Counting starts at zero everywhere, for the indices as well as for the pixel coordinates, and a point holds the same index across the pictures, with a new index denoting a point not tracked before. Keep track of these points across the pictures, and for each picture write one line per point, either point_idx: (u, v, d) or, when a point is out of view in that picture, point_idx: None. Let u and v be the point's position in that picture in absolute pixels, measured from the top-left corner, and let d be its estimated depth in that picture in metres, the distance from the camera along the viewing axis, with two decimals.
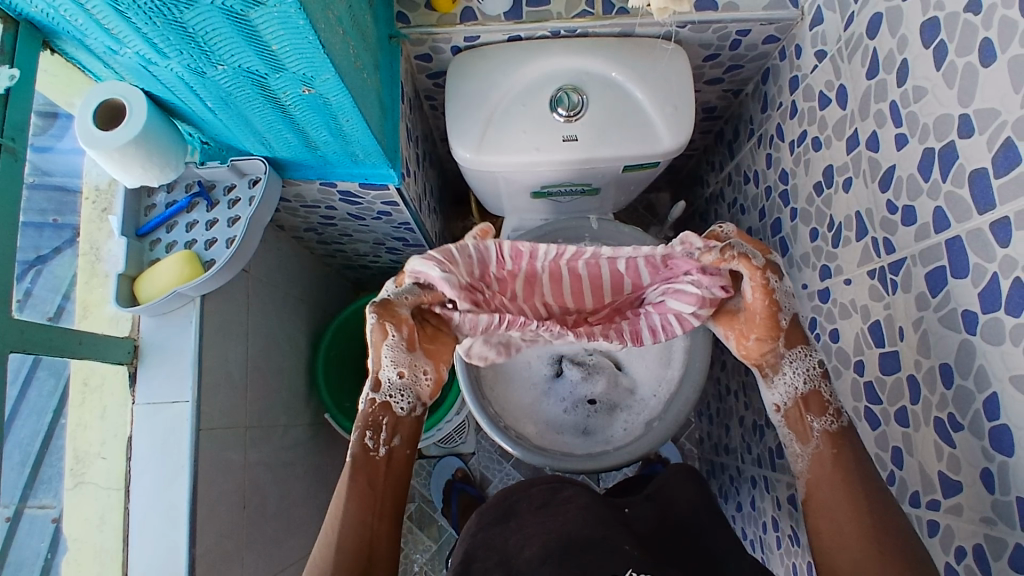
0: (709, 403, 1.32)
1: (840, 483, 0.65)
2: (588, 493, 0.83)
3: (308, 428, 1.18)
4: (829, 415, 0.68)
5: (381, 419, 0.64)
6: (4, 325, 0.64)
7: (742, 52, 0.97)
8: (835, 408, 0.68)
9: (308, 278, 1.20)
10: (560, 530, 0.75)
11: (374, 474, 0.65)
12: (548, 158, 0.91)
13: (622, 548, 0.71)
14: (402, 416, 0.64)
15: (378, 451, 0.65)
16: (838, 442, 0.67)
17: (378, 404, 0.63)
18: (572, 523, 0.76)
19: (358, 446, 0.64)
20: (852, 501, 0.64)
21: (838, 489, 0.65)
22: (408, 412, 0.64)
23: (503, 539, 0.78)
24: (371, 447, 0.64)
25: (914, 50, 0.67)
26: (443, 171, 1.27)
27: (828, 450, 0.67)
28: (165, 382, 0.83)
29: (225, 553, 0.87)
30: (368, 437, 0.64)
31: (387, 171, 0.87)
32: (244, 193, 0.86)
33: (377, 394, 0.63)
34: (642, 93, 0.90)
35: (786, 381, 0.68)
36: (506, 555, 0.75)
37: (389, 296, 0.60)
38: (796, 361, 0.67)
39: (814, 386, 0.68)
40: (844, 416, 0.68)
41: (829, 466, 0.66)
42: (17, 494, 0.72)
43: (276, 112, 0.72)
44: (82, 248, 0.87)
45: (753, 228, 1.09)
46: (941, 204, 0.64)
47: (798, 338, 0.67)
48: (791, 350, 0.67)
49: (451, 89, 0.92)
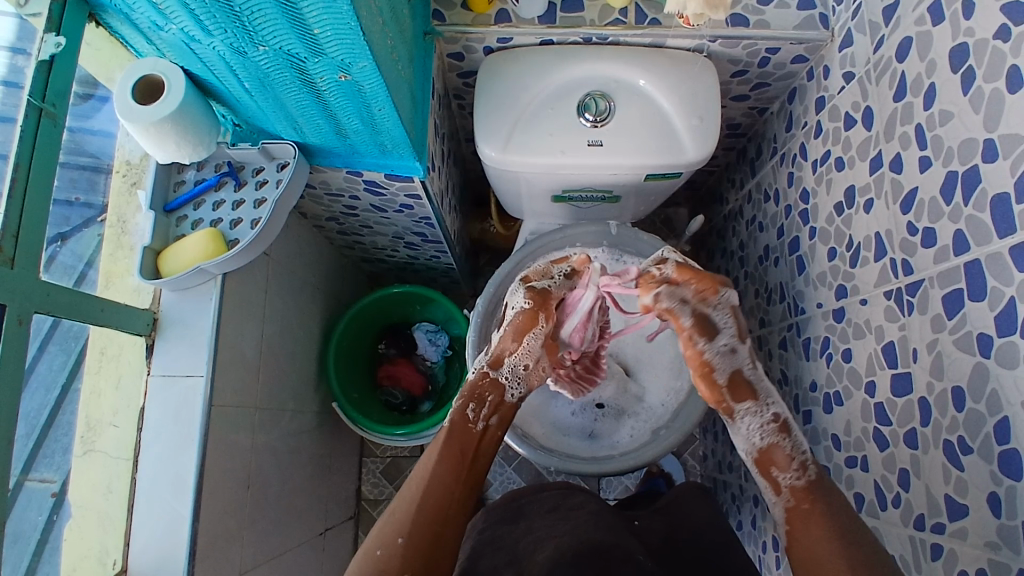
0: (715, 420, 1.31)
1: (819, 518, 0.66)
2: (598, 502, 0.86)
3: (315, 415, 1.18)
4: (795, 470, 0.70)
5: (486, 396, 0.74)
6: (31, 286, 0.65)
7: (770, 70, 0.98)
8: (801, 460, 0.71)
9: (325, 268, 1.21)
10: (571, 532, 0.76)
11: (463, 443, 0.71)
12: (572, 162, 0.92)
13: (634, 557, 0.74)
14: (504, 400, 0.74)
15: (474, 423, 0.72)
16: (807, 496, 0.69)
17: (488, 380, 0.75)
18: (583, 526, 0.78)
19: (459, 406, 0.73)
20: (838, 537, 0.64)
21: (817, 526, 0.66)
22: (511, 398, 0.75)
23: (513, 540, 0.78)
24: (470, 417, 0.72)
25: (942, 74, 0.68)
26: (465, 172, 1.29)
27: (799, 505, 0.68)
28: (182, 355, 0.84)
29: (228, 530, 0.87)
30: (470, 407, 0.73)
31: (414, 164, 0.88)
32: (272, 176, 0.88)
33: (491, 372, 0.75)
34: (669, 103, 0.91)
35: (745, 433, 0.73)
36: (517, 556, 0.74)
37: (509, 330, 0.75)
38: (749, 417, 0.74)
39: (773, 441, 0.72)
40: (811, 470, 0.70)
41: (805, 508, 0.68)
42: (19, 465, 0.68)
43: (311, 95, 0.73)
44: (110, 220, 0.88)
45: (770, 245, 1.10)
46: (962, 226, 0.65)
47: (747, 394, 0.74)
48: (741, 404, 0.74)
49: (481, 88, 0.93)
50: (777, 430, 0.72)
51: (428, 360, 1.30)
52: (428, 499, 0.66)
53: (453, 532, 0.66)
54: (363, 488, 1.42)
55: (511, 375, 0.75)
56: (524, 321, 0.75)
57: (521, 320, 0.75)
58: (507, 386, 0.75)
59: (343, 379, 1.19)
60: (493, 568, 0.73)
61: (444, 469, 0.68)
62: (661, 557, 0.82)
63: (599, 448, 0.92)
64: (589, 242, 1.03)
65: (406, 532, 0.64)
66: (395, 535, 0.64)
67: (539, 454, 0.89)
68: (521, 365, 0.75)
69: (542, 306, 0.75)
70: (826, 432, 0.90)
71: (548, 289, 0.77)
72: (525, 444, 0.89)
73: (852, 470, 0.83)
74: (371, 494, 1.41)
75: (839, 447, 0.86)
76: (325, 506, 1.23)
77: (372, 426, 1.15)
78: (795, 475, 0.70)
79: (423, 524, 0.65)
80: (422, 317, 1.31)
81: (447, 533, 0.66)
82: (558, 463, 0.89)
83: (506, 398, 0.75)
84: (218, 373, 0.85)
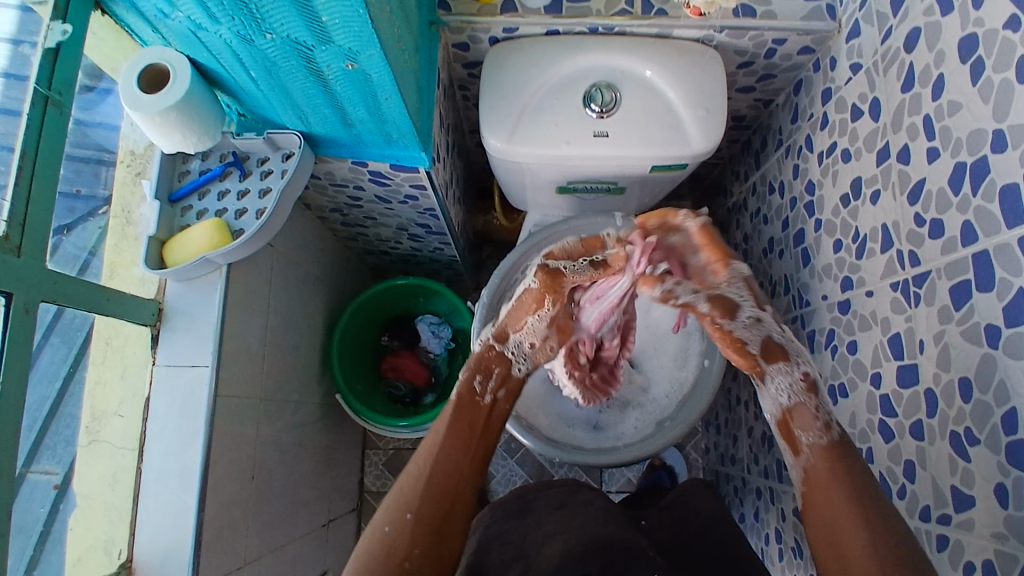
0: (718, 413, 1.31)
1: (835, 486, 0.65)
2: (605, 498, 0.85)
3: (318, 407, 1.18)
4: (819, 430, 0.69)
5: (493, 368, 0.75)
6: (38, 275, 0.65)
7: (776, 61, 0.98)
8: (825, 420, 0.69)
9: (329, 260, 1.21)
10: (581, 530, 0.77)
11: (471, 417, 0.71)
12: (578, 152, 0.92)
13: (644, 553, 0.76)
14: (511, 374, 0.75)
15: (481, 397, 0.73)
16: (830, 457, 0.68)
17: (495, 353, 0.76)
18: (592, 523, 0.79)
19: (467, 378, 0.74)
20: (852, 507, 0.63)
21: (832, 494, 0.65)
22: (518, 372, 0.76)
23: (520, 535, 0.78)
24: (477, 389, 0.73)
25: (951, 65, 0.68)
26: (469, 164, 1.29)
27: (821, 465, 0.67)
28: (187, 345, 0.84)
29: (233, 521, 0.87)
30: (476, 380, 0.74)
31: (419, 154, 0.88)
32: (277, 166, 0.87)
33: (498, 345, 0.76)
34: (676, 94, 0.91)
35: (773, 393, 0.72)
36: (524, 551, 0.75)
37: (518, 305, 0.76)
38: (778, 378, 0.72)
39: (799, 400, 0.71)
40: (835, 429, 0.69)
41: (825, 471, 0.67)
42: (21, 457, 0.68)
43: (317, 84, 0.73)
44: (114, 210, 0.88)
45: (775, 238, 1.10)
46: (970, 217, 0.65)
47: (778, 354, 0.72)
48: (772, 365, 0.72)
49: (487, 78, 0.92)
50: (805, 389, 0.71)
51: (431, 353, 1.30)
52: (436, 475, 0.66)
53: (465, 508, 0.67)
54: (366, 481, 1.42)
55: (516, 350, 0.76)
56: (531, 302, 0.75)
57: (530, 299, 0.75)
58: (512, 360, 0.76)
59: (347, 370, 1.19)
60: (503, 565, 0.73)
61: (450, 444, 0.69)
62: (665, 553, 0.84)
63: (603, 440, 0.92)
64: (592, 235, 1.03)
65: (415, 508, 0.64)
66: (403, 511, 0.64)
67: (543, 446, 0.89)
68: (527, 342, 0.77)
69: (551, 290, 0.74)
70: (830, 424, 0.90)
71: (562, 271, 0.74)
72: (529, 435, 0.89)
73: (856, 462, 0.83)
74: (373, 486, 1.42)
75: (843, 439, 0.86)
76: (329, 499, 1.24)
77: (375, 417, 1.15)
78: (819, 435, 0.69)
79: (431, 501, 0.65)
80: (425, 309, 1.31)
81: (458, 507, 0.67)
82: (561, 453, 0.89)
83: (512, 372, 0.76)
84: (223, 364, 0.85)
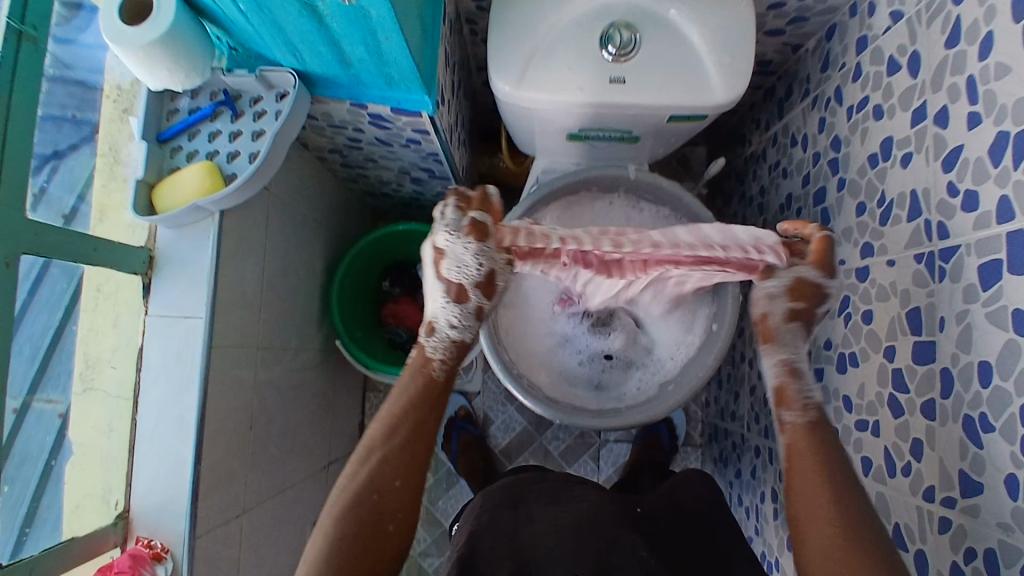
0: (721, 368, 1.30)
1: (811, 457, 0.66)
2: (598, 494, 0.83)
3: (319, 352, 1.17)
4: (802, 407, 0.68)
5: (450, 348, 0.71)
6: (19, 226, 0.62)
7: (810, 4, 0.91)
8: (805, 402, 0.68)
9: (329, 202, 1.17)
10: (575, 526, 0.75)
11: (426, 405, 0.71)
12: (591, 99, 0.87)
13: (639, 553, 0.72)
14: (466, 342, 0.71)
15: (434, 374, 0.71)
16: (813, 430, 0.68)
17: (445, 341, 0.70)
18: (587, 519, 0.76)
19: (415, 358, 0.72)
20: (825, 485, 0.64)
21: (808, 464, 0.65)
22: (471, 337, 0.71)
23: (511, 527, 0.77)
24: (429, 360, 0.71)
25: (1003, 21, 0.62)
26: (476, 103, 1.22)
27: (802, 434, 0.67)
28: (180, 295, 0.81)
29: (231, 470, 0.87)
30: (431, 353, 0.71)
31: (422, 98, 0.82)
32: (270, 106, 0.82)
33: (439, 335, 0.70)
34: (699, 38, 0.84)
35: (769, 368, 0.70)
36: (516, 543, 0.74)
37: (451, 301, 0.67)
38: (774, 353, 0.69)
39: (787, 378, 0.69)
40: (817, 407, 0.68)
41: (801, 447, 0.67)
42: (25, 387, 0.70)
43: (310, 20, 0.67)
44: (101, 149, 0.83)
45: (793, 194, 1.05)
46: (1008, 193, 0.60)
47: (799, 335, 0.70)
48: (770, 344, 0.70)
49: (496, 15, 0.86)
50: (785, 374, 0.69)
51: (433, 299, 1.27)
52: (407, 455, 0.69)
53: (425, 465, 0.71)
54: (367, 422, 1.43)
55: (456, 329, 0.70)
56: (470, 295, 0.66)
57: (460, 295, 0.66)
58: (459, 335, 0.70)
59: (346, 317, 1.18)
60: (493, 556, 0.73)
61: (405, 421, 0.70)
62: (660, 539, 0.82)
63: (605, 400, 0.90)
64: (603, 185, 0.93)
65: (402, 477, 0.69)
66: (392, 479, 0.69)
67: (546, 408, 0.86)
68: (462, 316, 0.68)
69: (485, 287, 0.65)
70: (837, 393, 0.88)
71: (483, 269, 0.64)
72: (532, 398, 0.86)
73: (861, 434, 0.82)
74: None
75: (850, 410, 0.85)
76: (330, 442, 1.25)
77: (374, 365, 1.14)
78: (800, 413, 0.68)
79: (400, 470, 0.69)
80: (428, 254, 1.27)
81: (419, 468, 0.70)
82: (564, 416, 0.86)
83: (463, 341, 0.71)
84: (217, 315, 0.82)
